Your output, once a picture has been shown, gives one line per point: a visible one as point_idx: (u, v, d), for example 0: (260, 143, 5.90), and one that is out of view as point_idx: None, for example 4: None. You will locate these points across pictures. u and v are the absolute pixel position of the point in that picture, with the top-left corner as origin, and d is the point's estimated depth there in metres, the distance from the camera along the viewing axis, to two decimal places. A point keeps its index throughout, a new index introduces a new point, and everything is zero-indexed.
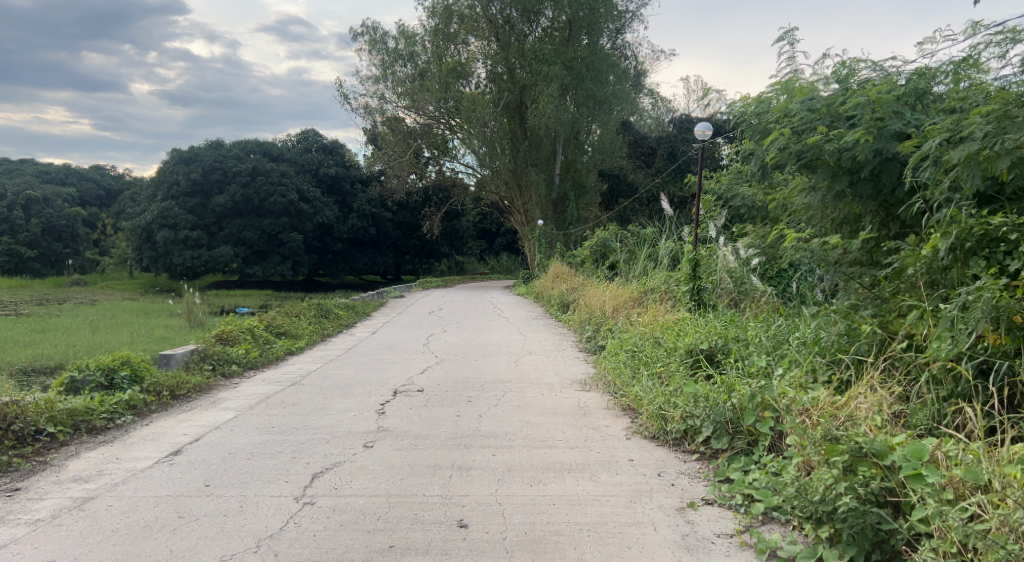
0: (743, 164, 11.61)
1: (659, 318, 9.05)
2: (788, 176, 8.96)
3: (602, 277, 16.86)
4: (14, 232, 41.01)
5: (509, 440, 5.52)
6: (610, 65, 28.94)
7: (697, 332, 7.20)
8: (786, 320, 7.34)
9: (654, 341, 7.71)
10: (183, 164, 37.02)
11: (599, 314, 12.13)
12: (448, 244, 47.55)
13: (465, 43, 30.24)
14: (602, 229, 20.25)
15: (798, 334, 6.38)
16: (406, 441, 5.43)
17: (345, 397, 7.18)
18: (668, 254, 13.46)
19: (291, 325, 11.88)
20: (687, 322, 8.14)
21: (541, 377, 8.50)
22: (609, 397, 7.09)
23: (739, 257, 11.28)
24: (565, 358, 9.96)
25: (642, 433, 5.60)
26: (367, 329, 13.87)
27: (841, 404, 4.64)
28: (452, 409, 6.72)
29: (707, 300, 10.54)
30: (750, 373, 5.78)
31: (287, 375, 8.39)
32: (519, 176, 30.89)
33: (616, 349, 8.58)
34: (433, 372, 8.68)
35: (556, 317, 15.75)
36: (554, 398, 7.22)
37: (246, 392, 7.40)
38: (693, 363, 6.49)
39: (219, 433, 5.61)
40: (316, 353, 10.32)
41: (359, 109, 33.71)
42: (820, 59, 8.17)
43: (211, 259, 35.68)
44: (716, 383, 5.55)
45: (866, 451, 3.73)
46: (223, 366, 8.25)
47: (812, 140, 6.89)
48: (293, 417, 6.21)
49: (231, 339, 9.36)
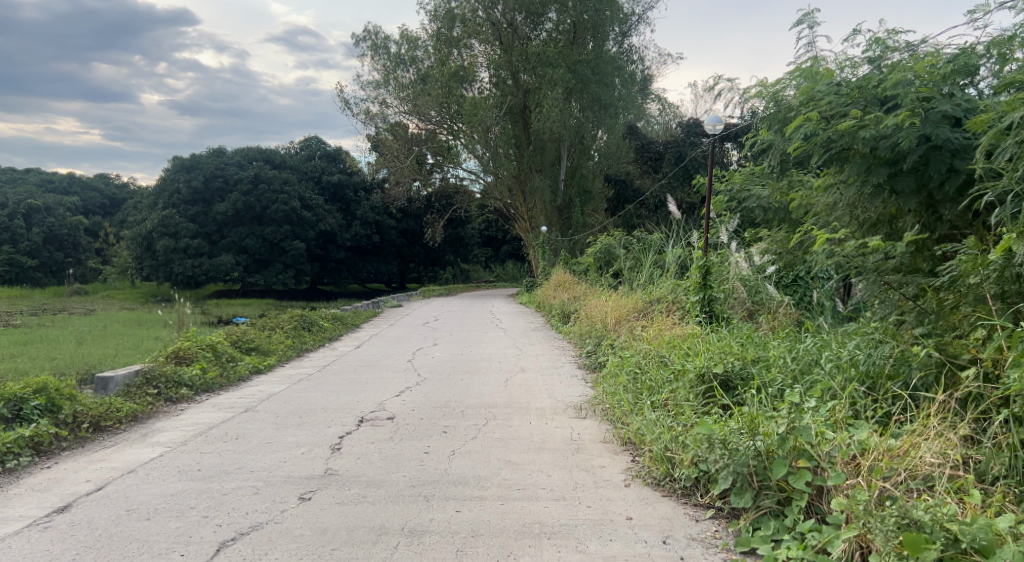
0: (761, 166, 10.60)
1: (665, 333, 8.00)
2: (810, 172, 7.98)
3: (606, 285, 15.85)
4: (14, 241, 40.26)
5: (481, 490, 4.50)
6: (616, 67, 27.94)
7: (709, 352, 6.14)
8: (812, 338, 6.32)
9: (659, 361, 6.66)
10: (183, 171, 36.30)
11: (600, 326, 11.13)
12: (453, 252, 46.62)
13: (468, 48, 29.22)
14: (608, 236, 19.17)
15: (830, 355, 5.38)
16: (353, 490, 4.44)
17: (300, 428, 6.18)
18: (676, 261, 12.54)
19: (266, 340, 10.92)
20: (697, 338, 7.10)
21: (532, 399, 7.50)
22: (608, 428, 6.05)
23: (752, 264, 10.47)
24: (561, 377, 8.96)
25: (644, 479, 4.58)
26: (354, 343, 12.87)
27: (900, 452, 3.65)
28: (422, 443, 5.73)
29: (719, 310, 9.41)
30: (776, 407, 4.73)
31: (243, 400, 7.41)
32: (524, 181, 30.01)
33: (616, 368, 7.56)
34: (409, 395, 7.66)
35: (557, 328, 14.78)
36: (544, 429, 6.21)
37: (188, 421, 6.40)
38: (704, 391, 5.44)
39: (130, 479, 4.63)
40: (286, 372, 9.35)
41: (358, 114, 32.83)
42: (849, 36, 7.21)
43: (211, 267, 34.87)
44: (734, 418, 4.51)
45: (966, 545, 2.86)
46: (170, 390, 7.29)
47: (844, 125, 5.91)
48: (229, 457, 5.23)
49: (187, 357, 8.42)
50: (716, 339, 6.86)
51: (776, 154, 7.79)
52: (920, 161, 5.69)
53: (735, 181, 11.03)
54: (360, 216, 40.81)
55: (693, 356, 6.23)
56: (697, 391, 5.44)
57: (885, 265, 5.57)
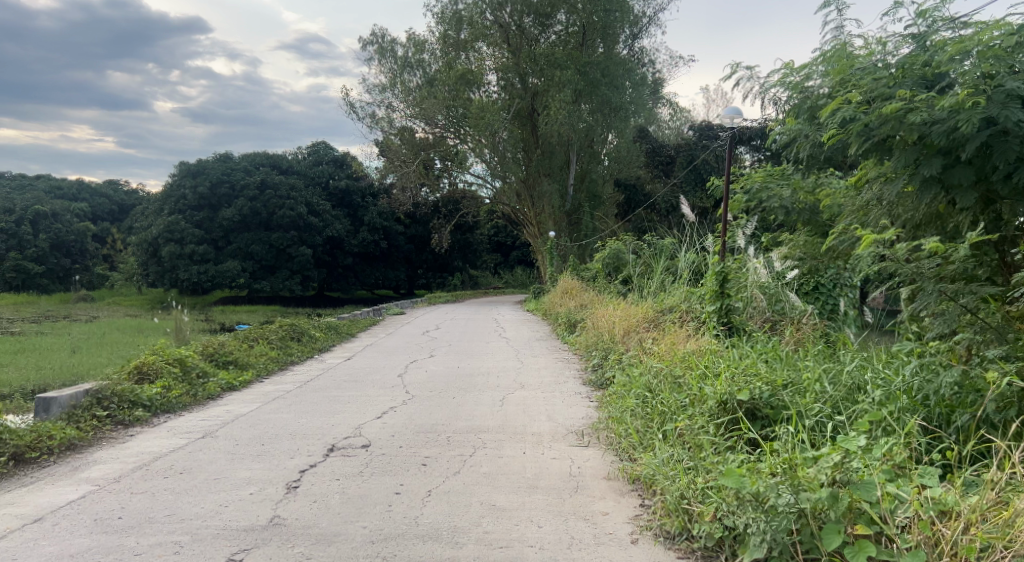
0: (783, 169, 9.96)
1: (677, 349, 7.11)
2: (842, 164, 7.12)
3: (615, 293, 15.01)
4: (22, 247, 39.73)
5: (454, 548, 3.68)
6: (627, 70, 27.11)
7: (730, 371, 5.29)
8: (851, 356, 5.48)
9: (672, 383, 5.78)
10: (189, 177, 35.77)
11: (607, 338, 10.27)
12: (461, 258, 45.74)
13: (476, 51, 28.44)
14: (617, 240, 18.34)
15: (879, 380, 4.56)
16: (295, 551, 3.62)
17: (257, 461, 5.35)
18: (689, 267, 11.70)
19: (247, 353, 10.12)
20: (716, 356, 6.23)
21: (528, 423, 6.66)
22: (613, 462, 5.19)
23: (772, 271, 9.63)
24: (562, 395, 8.10)
25: (655, 534, 3.74)
26: (346, 354, 12.06)
27: (996, 516, 2.88)
28: (393, 479, 4.90)
29: (738, 322, 8.46)
30: (819, 447, 3.91)
31: (204, 422, 6.61)
32: (532, 185, 29.20)
33: (623, 389, 6.67)
34: (391, 418, 6.83)
35: (563, 338, 13.96)
36: (537, 461, 5.38)
37: (133, 449, 5.60)
38: (727, 422, 4.58)
39: (31, 531, 3.83)
40: (263, 388, 8.57)
41: (364, 118, 32.14)
42: (889, 13, 6.34)
43: (217, 273, 34.26)
44: (768, 463, 3.71)
45: None
46: (121, 413, 6.50)
47: (890, 108, 5.08)
48: (163, 499, 4.42)
49: (150, 373, 7.66)
50: (738, 357, 5.99)
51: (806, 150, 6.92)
52: (982, 149, 4.86)
53: (754, 180, 10.15)
54: (368, 221, 40.08)
55: (712, 378, 5.36)
56: (717, 421, 4.59)
57: (946, 270, 4.70)
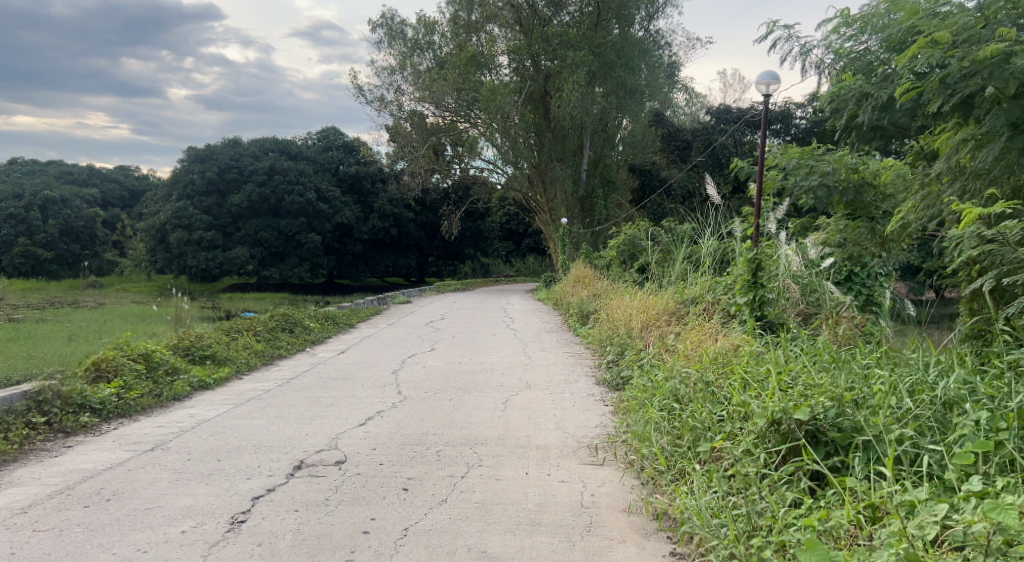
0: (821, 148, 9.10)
1: (706, 350, 6.09)
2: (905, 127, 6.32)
3: (631, 282, 13.99)
4: (31, 233, 38.99)
5: None
6: (643, 51, 25.80)
7: (779, 381, 4.29)
8: (924, 363, 4.48)
9: (707, 393, 4.79)
10: (198, 162, 34.94)
11: (624, 333, 9.31)
12: (473, 246, 44.62)
13: (488, 32, 27.40)
14: (633, 226, 17.30)
15: (979, 399, 3.57)
16: None
17: (202, 483, 4.44)
18: (713, 255, 10.66)
19: (229, 347, 9.24)
20: (754, 359, 5.22)
21: (534, 433, 5.73)
22: (634, 489, 4.23)
23: (807, 258, 8.61)
24: (571, 398, 7.16)
25: None
26: (340, 348, 11.15)
27: None
28: (363, 511, 3.99)
29: (774, 317, 7.38)
30: (920, 494, 2.94)
31: (160, 430, 5.73)
32: (544, 171, 28.22)
33: (644, 397, 5.73)
34: (375, 426, 5.92)
35: (574, 330, 13.00)
36: (544, 487, 4.42)
37: (64, 466, 4.72)
38: (784, 451, 3.58)
39: None
40: (240, 387, 7.69)
41: (373, 101, 31.00)
42: None
43: (226, 261, 33.52)
44: (860, 535, 2.78)
45: None
46: (64, 419, 5.64)
47: (988, 52, 4.29)
48: (70, 541, 3.53)
49: (108, 372, 6.80)
50: (784, 359, 4.98)
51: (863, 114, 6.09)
52: None
53: (791, 154, 9.18)
54: (378, 208, 39.12)
55: (759, 389, 4.35)
56: (768, 445, 3.62)
57: None
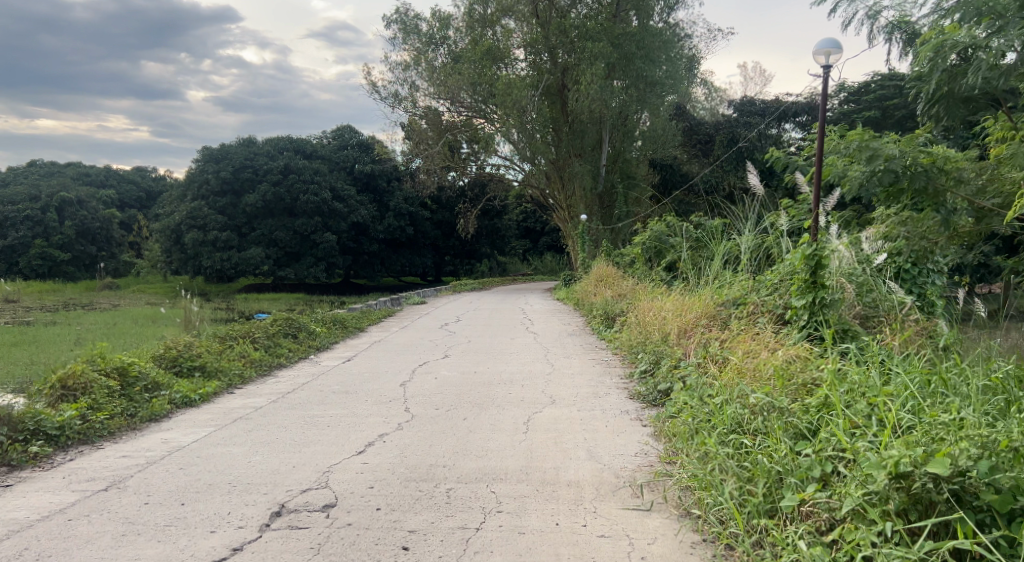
0: (889, 134, 8.04)
1: (767, 366, 5.11)
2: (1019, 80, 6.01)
3: (659, 282, 13.04)
4: (47, 235, 38.58)
5: None
6: (665, 43, 24.71)
7: (888, 421, 3.35)
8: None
9: (786, 426, 3.83)
10: (212, 162, 34.32)
11: (657, 339, 8.34)
12: (490, 244, 43.63)
13: (504, 26, 26.35)
14: (660, 221, 16.27)
15: None
16: None
17: (155, 542, 3.56)
18: (752, 250, 9.63)
19: (220, 357, 8.40)
20: (839, 378, 4.27)
21: (565, 465, 4.80)
22: (700, 556, 3.30)
23: (864, 252, 7.56)
24: (603, 417, 6.21)
25: None
26: (346, 355, 10.25)
27: None
28: None
29: (840, 321, 6.31)
30: None
31: (123, 461, 4.87)
32: (563, 167, 27.21)
33: (696, 423, 4.78)
34: (375, 456, 5.02)
35: (600, 333, 12.06)
36: (584, 545, 3.50)
37: None
38: (918, 521, 2.71)
39: None
40: (229, 403, 6.85)
41: (387, 98, 30.03)
42: None
43: (241, 261, 32.90)
44: None
45: None
46: (9, 450, 4.83)
47: None
48: None
49: (76, 389, 6.00)
50: (877, 380, 4.02)
51: (973, 75, 6.19)
52: None
53: (853, 137, 8.11)
54: (394, 207, 38.29)
55: (861, 426, 3.42)
56: (890, 509, 2.72)
57: None
